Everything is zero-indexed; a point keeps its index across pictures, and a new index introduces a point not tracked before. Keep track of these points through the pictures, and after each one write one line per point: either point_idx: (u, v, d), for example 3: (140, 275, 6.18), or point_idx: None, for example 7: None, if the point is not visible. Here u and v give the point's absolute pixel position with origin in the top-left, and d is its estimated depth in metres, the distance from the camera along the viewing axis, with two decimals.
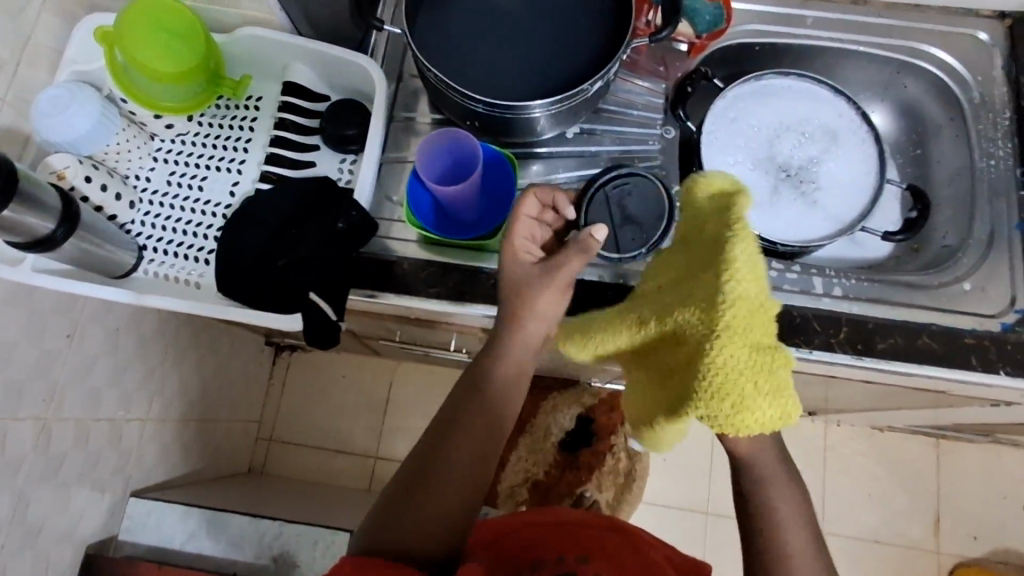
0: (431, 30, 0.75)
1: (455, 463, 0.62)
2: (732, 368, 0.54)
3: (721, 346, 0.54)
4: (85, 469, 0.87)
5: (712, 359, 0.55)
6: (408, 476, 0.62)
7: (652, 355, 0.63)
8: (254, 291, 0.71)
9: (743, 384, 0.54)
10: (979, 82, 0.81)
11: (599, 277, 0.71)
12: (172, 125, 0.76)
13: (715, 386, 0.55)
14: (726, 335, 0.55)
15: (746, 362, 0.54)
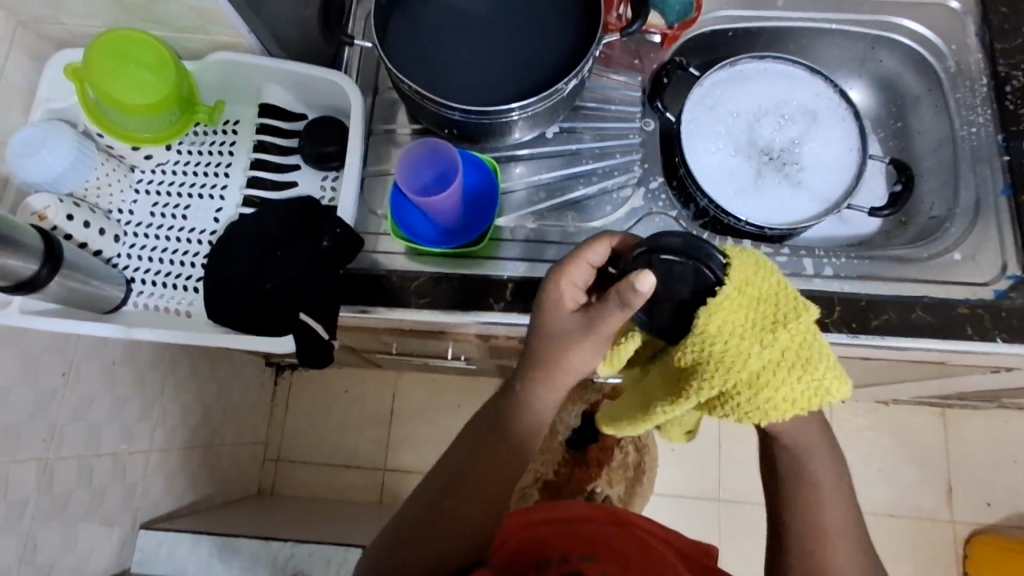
0: (402, 42, 0.74)
1: (473, 498, 0.58)
2: (756, 319, 0.50)
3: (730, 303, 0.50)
4: (92, 505, 0.87)
5: (738, 305, 0.50)
6: (422, 510, 0.59)
7: (778, 337, 0.50)
8: (243, 316, 0.70)
9: (784, 339, 0.50)
10: (954, 51, 0.81)
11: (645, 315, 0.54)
12: (152, 155, 0.76)
13: (758, 323, 0.50)
14: (730, 305, 0.50)
15: (762, 321, 0.50)
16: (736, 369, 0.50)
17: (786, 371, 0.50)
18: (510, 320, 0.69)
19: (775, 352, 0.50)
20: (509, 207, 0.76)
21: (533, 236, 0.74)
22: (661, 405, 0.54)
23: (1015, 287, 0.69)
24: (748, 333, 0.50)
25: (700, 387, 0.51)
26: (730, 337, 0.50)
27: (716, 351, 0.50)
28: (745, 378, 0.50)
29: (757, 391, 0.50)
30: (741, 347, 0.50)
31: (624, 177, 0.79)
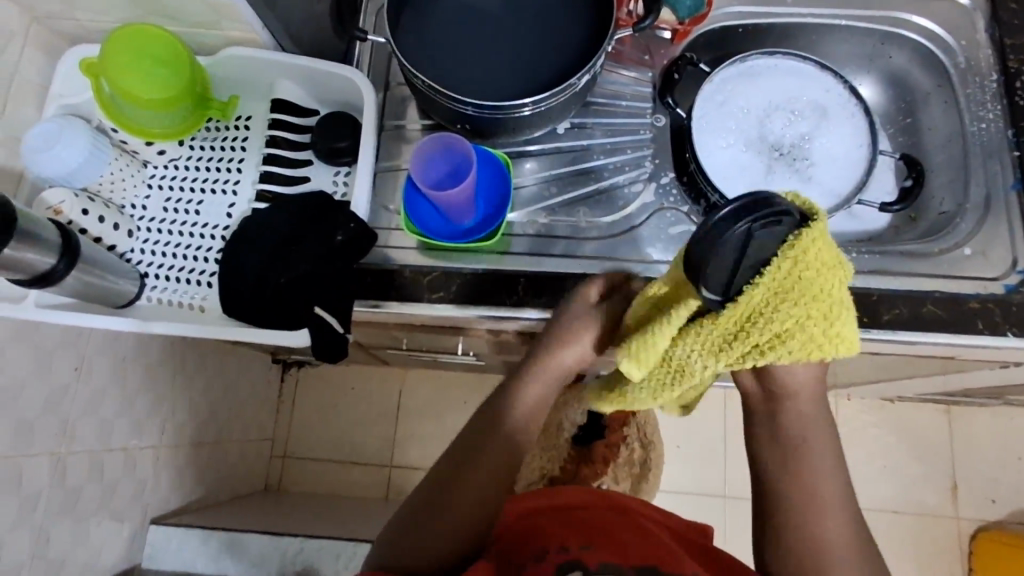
0: (415, 38, 0.74)
1: (472, 486, 0.61)
2: (828, 263, 0.47)
3: (814, 244, 0.46)
4: (102, 500, 0.87)
5: (819, 247, 0.46)
6: (423, 497, 0.62)
7: (835, 283, 0.48)
8: (256, 310, 0.70)
9: (841, 284, 0.48)
10: (964, 47, 0.81)
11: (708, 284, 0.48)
12: (165, 151, 0.76)
13: (828, 267, 0.47)
14: (813, 248, 0.46)
15: (831, 267, 0.47)
16: (799, 308, 0.47)
17: (834, 315, 0.48)
18: (525, 314, 0.69)
19: (834, 282, 0.48)
20: (520, 202, 0.77)
21: (543, 231, 0.75)
22: (708, 357, 0.50)
23: None
24: (817, 278, 0.47)
25: (764, 327, 0.48)
26: (803, 276, 0.46)
27: (781, 289, 0.47)
28: (808, 313, 0.48)
29: (823, 326, 0.48)
30: (808, 281, 0.47)
31: (636, 172, 0.79)
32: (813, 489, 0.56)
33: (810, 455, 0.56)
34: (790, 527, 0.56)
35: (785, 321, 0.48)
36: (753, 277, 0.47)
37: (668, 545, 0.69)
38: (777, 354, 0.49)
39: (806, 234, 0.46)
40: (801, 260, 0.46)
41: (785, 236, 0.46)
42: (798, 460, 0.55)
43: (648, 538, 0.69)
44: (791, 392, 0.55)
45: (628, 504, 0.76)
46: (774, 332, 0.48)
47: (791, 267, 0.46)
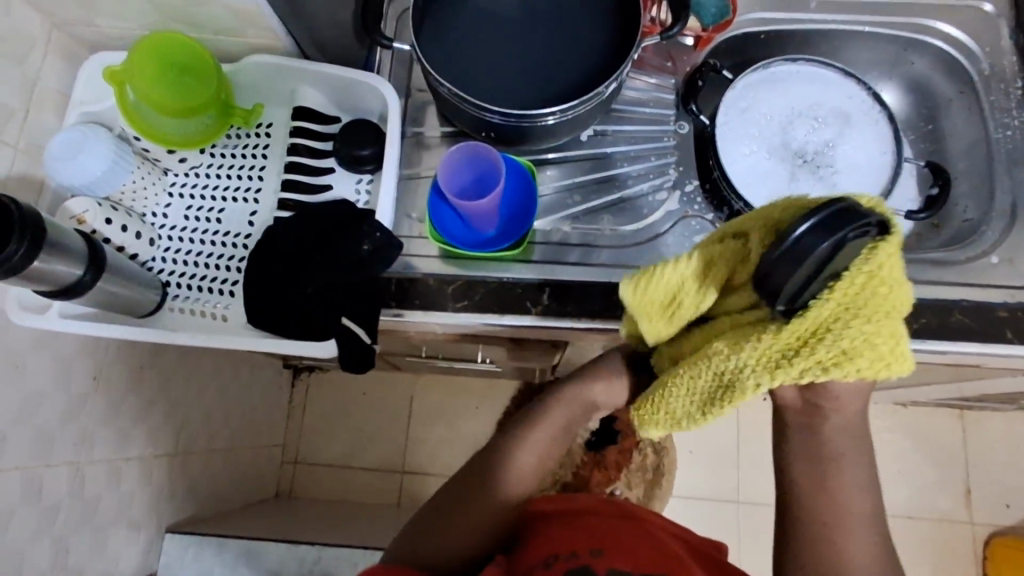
0: (438, 44, 0.74)
1: (479, 504, 0.65)
2: (898, 278, 0.44)
3: (891, 255, 0.43)
4: (119, 509, 0.86)
5: (894, 260, 0.43)
6: (433, 504, 0.66)
7: (900, 301, 0.45)
8: (280, 320, 0.70)
9: (904, 301, 0.45)
10: (987, 53, 0.81)
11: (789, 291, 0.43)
12: (186, 159, 0.75)
13: (896, 281, 0.44)
14: (889, 262, 0.43)
15: (901, 282, 0.44)
16: (868, 324, 0.43)
17: (897, 334, 0.45)
18: (550, 323, 0.68)
19: (900, 299, 0.45)
20: (542, 210, 0.76)
21: (565, 239, 0.75)
22: (760, 375, 0.46)
23: None
24: (888, 293, 0.44)
25: (832, 343, 0.44)
26: (874, 289, 0.43)
27: (851, 304, 0.43)
28: (879, 332, 0.44)
29: (890, 345, 0.44)
30: (877, 298, 0.43)
31: (660, 180, 0.78)
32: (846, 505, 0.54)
33: (846, 471, 0.54)
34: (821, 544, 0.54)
35: (854, 338, 0.44)
36: (825, 290, 0.43)
37: (677, 552, 0.69)
38: (842, 373, 0.44)
39: (883, 249, 0.42)
40: (876, 274, 0.43)
41: (861, 248, 0.42)
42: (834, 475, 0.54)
43: (659, 547, 0.68)
44: (835, 410, 0.52)
45: (638, 512, 0.74)
46: (838, 348, 0.44)
47: (864, 282, 0.43)
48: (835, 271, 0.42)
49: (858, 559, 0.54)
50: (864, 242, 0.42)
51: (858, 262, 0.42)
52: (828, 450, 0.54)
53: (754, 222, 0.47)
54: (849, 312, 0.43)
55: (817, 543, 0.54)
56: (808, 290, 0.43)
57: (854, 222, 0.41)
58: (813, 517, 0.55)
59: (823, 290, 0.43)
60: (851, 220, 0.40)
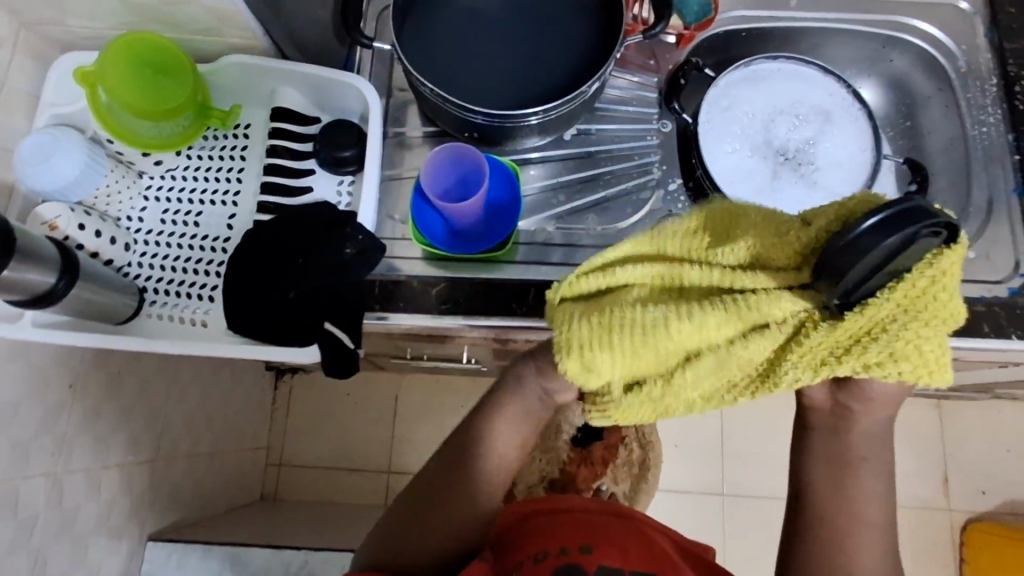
0: (420, 43, 0.73)
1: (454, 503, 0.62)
2: (958, 285, 0.43)
3: (954, 261, 0.42)
4: (99, 518, 0.84)
5: (955, 265, 0.42)
6: (409, 505, 0.64)
7: (956, 306, 0.44)
8: (261, 325, 0.68)
9: (960, 307, 0.44)
10: (965, 51, 0.82)
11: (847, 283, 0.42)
12: (161, 161, 0.74)
13: (954, 286, 0.43)
14: (950, 268, 0.42)
15: (958, 289, 0.43)
16: (921, 328, 0.43)
17: (944, 340, 0.44)
18: (536, 325, 0.68)
19: (958, 307, 0.44)
20: (527, 210, 0.76)
21: (550, 239, 0.74)
22: (801, 371, 0.46)
23: None
24: (945, 300, 0.43)
25: (882, 345, 0.44)
26: (933, 293, 0.42)
27: (907, 308, 0.43)
28: (931, 339, 0.43)
29: (937, 354, 0.44)
30: (938, 303, 0.43)
31: (644, 179, 0.78)
32: (851, 503, 0.56)
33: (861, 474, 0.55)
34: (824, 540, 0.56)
35: (906, 340, 0.43)
36: (885, 289, 0.42)
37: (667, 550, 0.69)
38: (885, 373, 0.45)
39: (948, 257, 0.41)
40: (938, 280, 0.42)
41: (927, 250, 0.41)
42: (844, 478, 0.56)
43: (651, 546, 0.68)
44: (865, 414, 0.54)
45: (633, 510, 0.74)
46: (886, 350, 0.44)
47: (926, 286, 0.42)
48: (899, 271, 0.42)
49: (852, 554, 0.55)
50: (933, 243, 0.41)
51: (921, 265, 0.42)
52: (843, 452, 0.56)
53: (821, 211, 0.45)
54: (907, 315, 0.43)
55: (822, 541, 0.56)
56: (865, 286, 0.42)
57: (922, 223, 0.40)
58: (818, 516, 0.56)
59: (883, 290, 0.42)
60: (920, 220, 0.40)
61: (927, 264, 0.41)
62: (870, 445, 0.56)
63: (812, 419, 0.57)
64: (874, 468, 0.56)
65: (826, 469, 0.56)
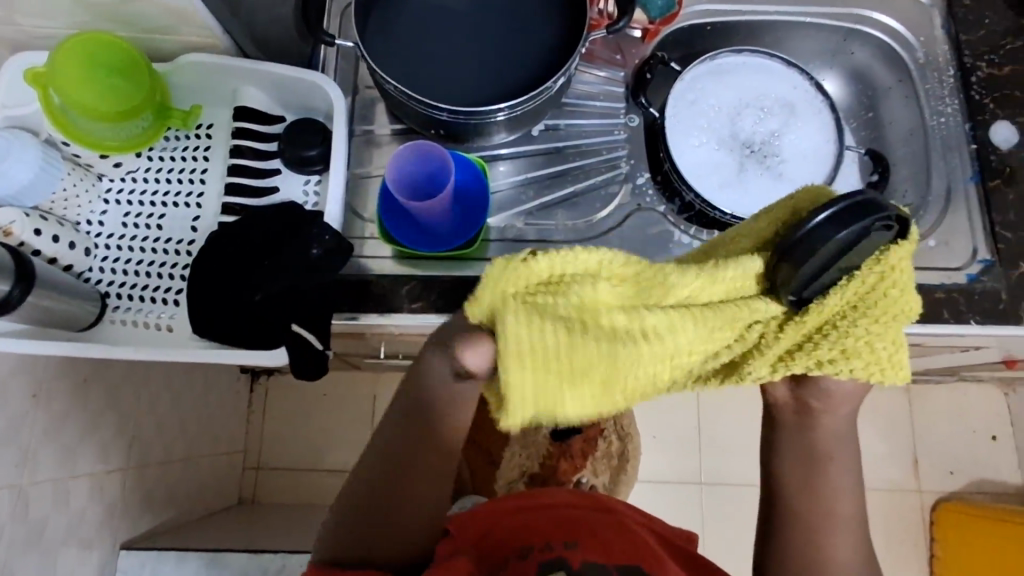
0: (384, 41, 0.72)
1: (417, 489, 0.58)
2: (908, 282, 0.48)
3: (901, 258, 0.47)
4: (69, 529, 0.82)
5: (902, 263, 0.48)
6: (367, 497, 0.58)
7: (907, 304, 0.49)
8: (229, 328, 0.67)
9: (912, 305, 0.49)
10: (922, 43, 0.83)
11: (807, 272, 0.46)
12: (121, 163, 0.72)
13: (904, 284, 0.48)
14: (899, 265, 0.48)
15: (909, 287, 0.48)
16: (874, 323, 0.48)
17: (896, 338, 0.49)
18: None
19: (910, 306, 0.49)
20: (497, 207, 0.76)
21: (520, 236, 0.74)
22: (763, 369, 0.49)
23: (987, 271, 0.71)
24: (897, 295, 0.48)
25: (836, 340, 0.48)
26: (884, 287, 0.48)
27: (859, 303, 0.48)
28: (886, 335, 0.48)
29: (889, 352, 0.48)
30: (891, 300, 0.48)
31: (611, 174, 0.79)
32: (819, 499, 0.58)
33: (831, 470, 0.58)
34: (799, 531, 0.59)
35: (861, 338, 0.48)
36: (836, 285, 0.47)
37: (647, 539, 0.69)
38: (839, 370, 0.49)
39: (897, 251, 0.47)
40: (886, 275, 0.47)
41: (877, 247, 0.47)
42: (814, 476, 0.58)
43: (633, 538, 0.68)
44: (826, 412, 0.56)
45: (617, 506, 0.74)
46: (839, 346, 0.48)
47: (875, 281, 0.48)
48: (849, 269, 0.47)
49: (824, 547, 0.58)
50: (883, 240, 0.47)
51: (869, 262, 0.47)
52: (813, 448, 0.58)
53: (775, 210, 0.50)
54: (859, 310, 0.48)
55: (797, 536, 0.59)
56: (819, 278, 0.47)
57: (873, 217, 0.45)
58: (788, 507, 0.59)
59: (837, 286, 0.47)
60: (872, 215, 0.45)
61: (878, 260, 0.47)
62: (836, 441, 0.58)
63: (779, 417, 0.59)
64: (845, 462, 0.58)
65: (798, 466, 0.59)
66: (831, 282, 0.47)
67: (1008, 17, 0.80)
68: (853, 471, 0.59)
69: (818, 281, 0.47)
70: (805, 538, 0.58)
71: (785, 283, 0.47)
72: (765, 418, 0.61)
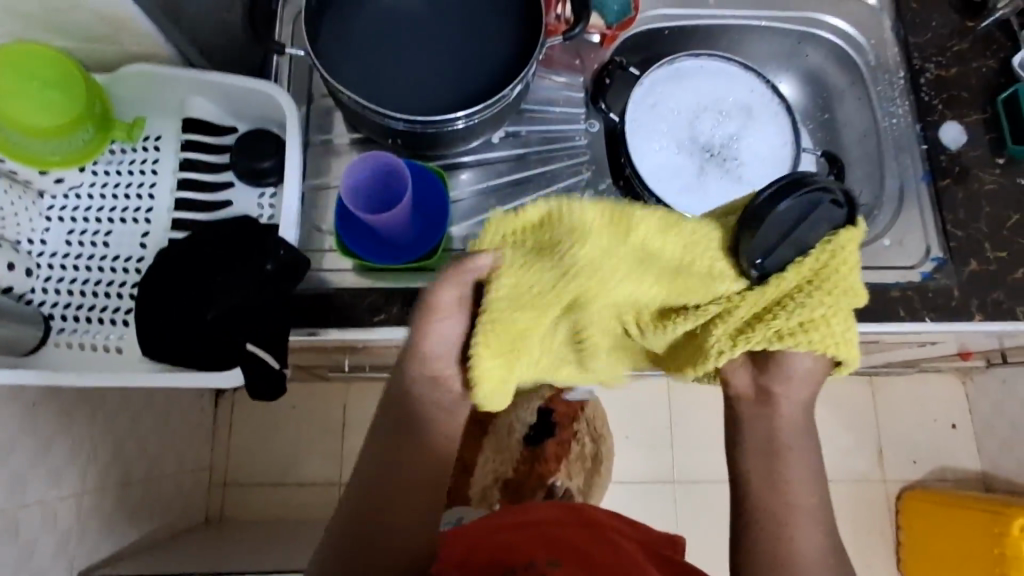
0: (337, 49, 0.71)
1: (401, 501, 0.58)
2: (852, 263, 0.54)
3: (848, 242, 0.54)
4: (20, 561, 0.78)
5: (849, 249, 0.54)
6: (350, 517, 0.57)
7: (855, 283, 0.55)
8: (183, 348, 0.66)
9: (860, 288, 0.55)
10: (873, 45, 0.85)
11: (760, 254, 0.53)
12: (63, 179, 0.69)
13: (852, 267, 0.54)
14: (844, 250, 0.54)
15: (854, 267, 0.55)
16: (826, 298, 0.54)
17: (847, 318, 0.55)
18: None
19: (858, 288, 0.55)
20: (458, 216, 0.75)
21: None
22: (723, 342, 0.56)
23: (938, 269, 0.73)
24: (846, 274, 0.54)
25: (790, 315, 0.54)
26: (834, 264, 0.54)
27: (813, 282, 0.54)
28: (836, 312, 0.54)
29: (841, 330, 0.55)
30: (845, 284, 0.54)
31: (574, 180, 0.79)
32: (785, 491, 0.60)
33: (792, 459, 0.61)
34: (766, 525, 0.59)
35: (817, 316, 0.54)
36: (791, 264, 0.54)
37: (636, 557, 0.66)
38: (796, 341, 0.55)
39: (844, 235, 0.54)
40: (835, 256, 0.54)
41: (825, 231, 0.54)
42: (775, 465, 0.60)
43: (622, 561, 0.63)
44: (782, 396, 0.61)
45: (605, 523, 0.73)
46: (793, 323, 0.54)
47: (826, 260, 0.54)
48: (805, 248, 0.54)
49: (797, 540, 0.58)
50: (834, 226, 0.54)
51: (821, 243, 0.54)
52: (774, 438, 0.61)
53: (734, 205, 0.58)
54: (811, 286, 0.54)
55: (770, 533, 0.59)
56: (775, 255, 0.53)
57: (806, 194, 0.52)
58: (751, 498, 0.60)
59: (793, 262, 0.54)
60: (807, 191, 0.52)
61: (827, 244, 0.54)
62: (795, 434, 0.61)
63: (741, 409, 0.63)
64: (802, 457, 0.61)
65: (758, 458, 0.61)
66: (786, 260, 0.54)
67: (953, 19, 0.82)
68: (813, 465, 0.61)
69: (771, 258, 0.53)
70: (770, 531, 0.59)
71: (744, 258, 0.53)
72: (727, 416, 0.65)
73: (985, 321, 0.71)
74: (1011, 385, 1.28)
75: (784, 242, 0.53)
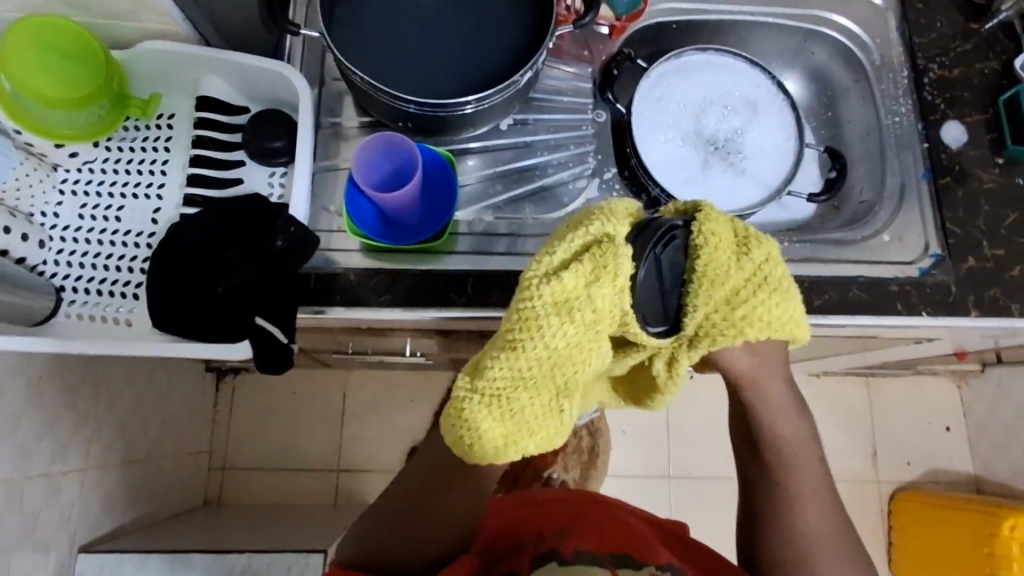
0: (350, 32, 0.72)
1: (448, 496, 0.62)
2: (727, 248, 0.57)
3: (710, 234, 0.56)
4: (24, 532, 0.79)
5: (718, 238, 0.56)
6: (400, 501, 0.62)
7: (737, 263, 0.57)
8: (192, 322, 0.66)
9: (744, 264, 0.58)
10: (878, 44, 0.86)
11: (653, 310, 0.56)
12: (77, 153, 0.70)
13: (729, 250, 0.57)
14: (712, 243, 0.56)
15: (730, 248, 0.57)
16: (719, 297, 0.57)
17: (753, 299, 0.57)
18: (469, 316, 0.67)
19: (743, 270, 0.58)
20: (464, 201, 0.76)
21: (488, 229, 0.74)
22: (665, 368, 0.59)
23: (937, 265, 0.74)
24: (728, 260, 0.57)
25: (708, 328, 0.57)
26: (716, 265, 0.56)
27: (709, 290, 0.56)
28: (741, 301, 0.57)
29: (757, 317, 0.58)
30: (724, 273, 0.56)
31: (579, 168, 0.80)
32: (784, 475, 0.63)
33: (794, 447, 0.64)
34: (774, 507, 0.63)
35: (716, 315, 0.57)
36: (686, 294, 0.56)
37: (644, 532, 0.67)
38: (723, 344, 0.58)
39: (700, 236, 0.56)
40: (712, 256, 0.56)
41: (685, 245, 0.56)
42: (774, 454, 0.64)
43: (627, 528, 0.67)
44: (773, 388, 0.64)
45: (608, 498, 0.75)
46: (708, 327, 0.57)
47: (706, 266, 0.56)
48: (684, 274, 0.56)
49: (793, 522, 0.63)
50: (693, 229, 0.56)
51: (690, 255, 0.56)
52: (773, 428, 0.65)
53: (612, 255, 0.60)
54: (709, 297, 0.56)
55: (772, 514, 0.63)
56: (670, 302, 0.56)
57: (660, 236, 0.55)
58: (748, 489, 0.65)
59: (683, 293, 0.56)
60: (654, 236, 0.55)
61: (693, 253, 0.56)
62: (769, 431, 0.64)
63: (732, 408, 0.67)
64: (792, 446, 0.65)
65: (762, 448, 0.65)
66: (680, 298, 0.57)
67: (957, 21, 0.83)
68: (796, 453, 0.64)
69: (668, 307, 0.57)
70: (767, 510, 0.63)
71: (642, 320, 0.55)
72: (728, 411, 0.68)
73: (980, 316, 0.72)
74: (1005, 389, 1.29)
75: (661, 282, 0.56)
